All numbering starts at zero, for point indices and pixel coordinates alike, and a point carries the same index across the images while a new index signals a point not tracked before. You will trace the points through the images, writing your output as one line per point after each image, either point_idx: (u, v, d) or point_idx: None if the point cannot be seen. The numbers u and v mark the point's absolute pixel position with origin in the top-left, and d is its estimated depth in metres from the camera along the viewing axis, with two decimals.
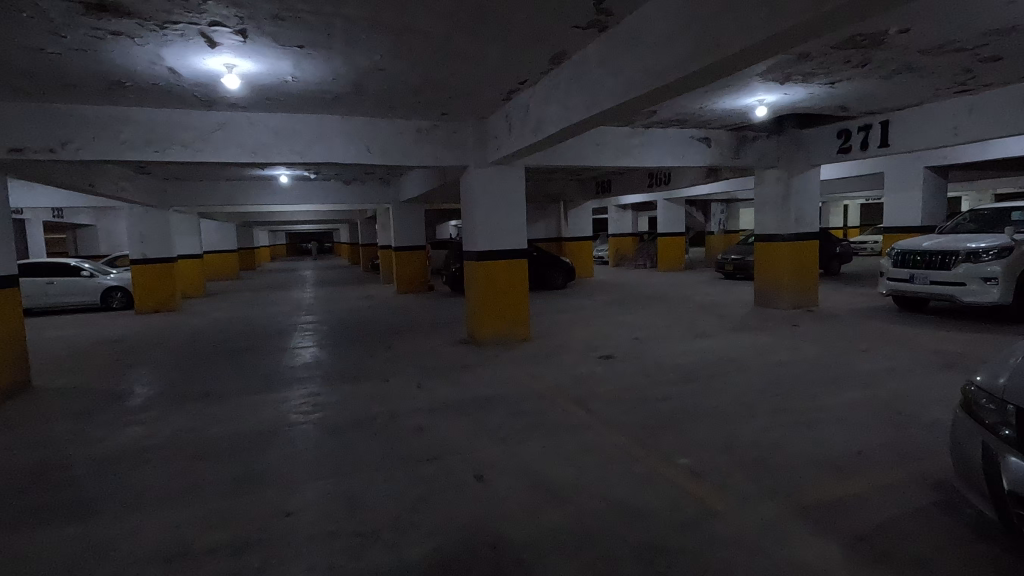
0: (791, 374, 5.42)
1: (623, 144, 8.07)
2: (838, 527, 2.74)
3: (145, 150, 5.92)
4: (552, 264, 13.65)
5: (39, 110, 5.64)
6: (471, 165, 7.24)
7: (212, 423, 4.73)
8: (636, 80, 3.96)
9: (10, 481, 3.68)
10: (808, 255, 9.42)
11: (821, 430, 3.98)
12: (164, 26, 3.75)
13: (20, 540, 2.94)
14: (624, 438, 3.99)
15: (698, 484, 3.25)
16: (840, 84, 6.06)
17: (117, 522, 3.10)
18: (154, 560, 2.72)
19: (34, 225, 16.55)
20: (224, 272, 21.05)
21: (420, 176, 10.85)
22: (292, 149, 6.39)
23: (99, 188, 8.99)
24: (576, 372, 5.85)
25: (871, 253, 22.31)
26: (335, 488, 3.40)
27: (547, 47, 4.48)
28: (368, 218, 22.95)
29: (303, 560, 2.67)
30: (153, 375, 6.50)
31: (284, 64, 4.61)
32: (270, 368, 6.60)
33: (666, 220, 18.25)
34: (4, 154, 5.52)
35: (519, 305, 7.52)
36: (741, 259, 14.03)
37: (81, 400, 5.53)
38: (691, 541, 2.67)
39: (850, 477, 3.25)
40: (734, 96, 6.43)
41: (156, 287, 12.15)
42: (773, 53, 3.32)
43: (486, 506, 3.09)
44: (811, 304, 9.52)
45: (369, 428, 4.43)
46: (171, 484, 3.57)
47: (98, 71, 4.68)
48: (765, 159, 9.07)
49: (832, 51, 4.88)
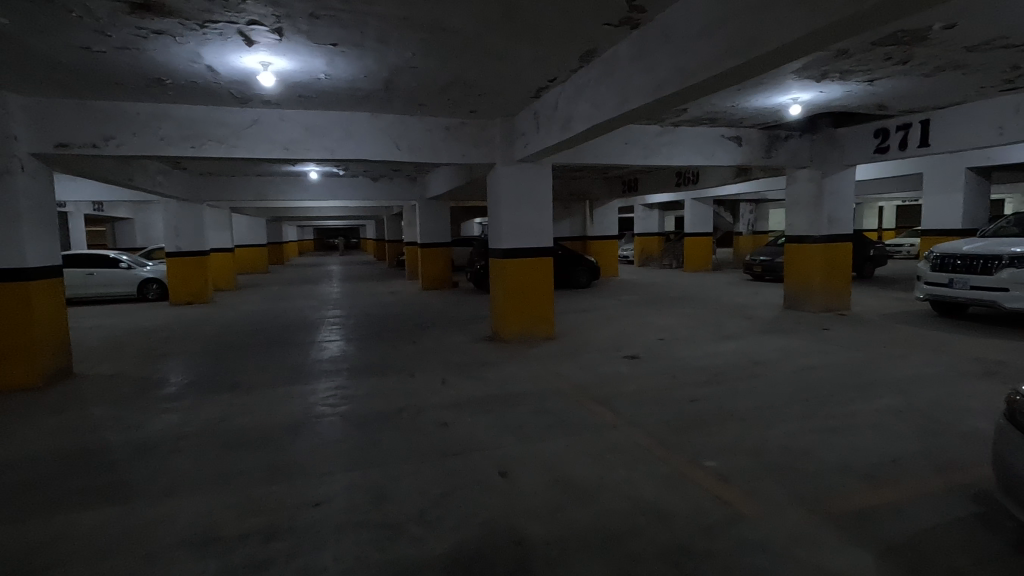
0: (822, 379, 5.30)
1: (652, 143, 7.96)
2: (870, 536, 2.68)
3: (181, 146, 6.08)
4: (576, 263, 13.60)
5: (82, 107, 5.84)
6: (497, 163, 7.26)
7: (243, 412, 4.86)
8: (669, 78, 3.91)
9: (51, 465, 3.83)
10: (841, 256, 9.20)
11: (852, 436, 3.89)
12: (204, 25, 3.85)
13: (65, 520, 3.07)
14: (650, 439, 3.96)
15: (724, 487, 3.21)
16: (879, 82, 5.90)
17: (153, 506, 3.20)
18: (188, 544, 2.80)
19: (75, 218, 17.22)
20: (255, 266, 21.59)
21: (447, 174, 10.93)
22: (323, 145, 6.49)
23: (138, 182, 9.29)
24: (601, 371, 5.83)
25: (906, 257, 21.69)
26: (360, 480, 3.46)
27: (578, 45, 4.46)
28: (394, 215, 23.25)
29: (331, 548, 2.73)
30: (186, 364, 6.70)
31: (317, 62, 4.70)
32: (298, 361, 6.74)
33: (693, 220, 18.02)
34: (50, 149, 5.77)
35: (544, 302, 7.53)
36: (770, 260, 13.77)
37: (119, 388, 5.73)
38: (718, 544, 2.65)
39: (882, 486, 3.16)
40: (768, 94, 6.32)
41: (189, 279, 12.50)
42: (810, 51, 3.24)
43: (510, 503, 3.10)
44: (842, 308, 9.27)
45: (393, 422, 4.49)
46: (202, 471, 3.67)
47: (140, 70, 4.84)
48: (797, 158, 8.88)
49: (870, 49, 4.76)
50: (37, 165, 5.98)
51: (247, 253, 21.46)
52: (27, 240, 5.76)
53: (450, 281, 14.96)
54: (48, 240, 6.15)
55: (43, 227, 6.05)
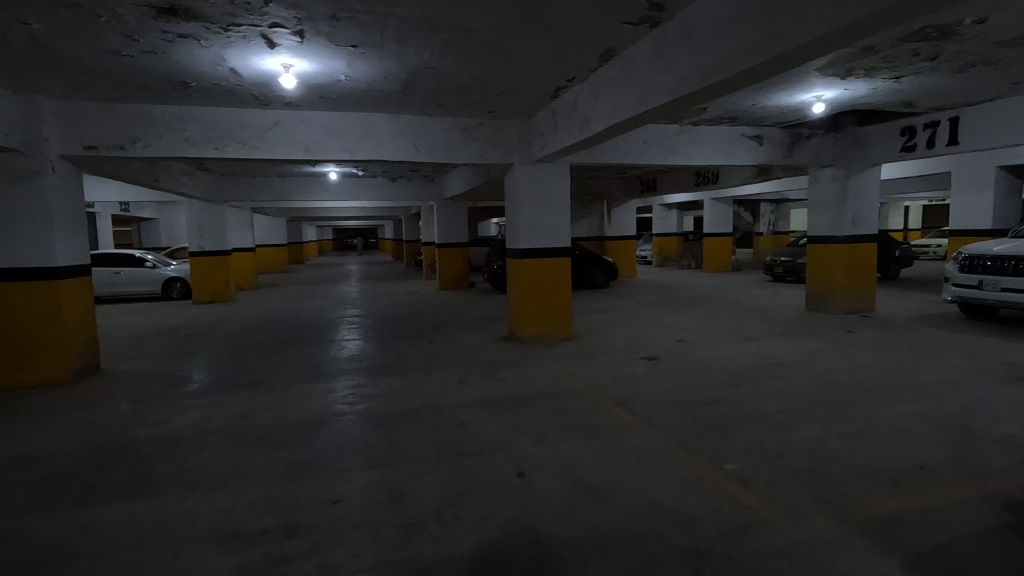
0: (846, 382, 5.20)
1: (671, 142, 7.88)
2: (896, 544, 2.62)
3: (205, 147, 6.18)
4: (593, 264, 13.54)
5: (110, 110, 5.98)
6: (516, 163, 7.26)
7: (264, 410, 4.93)
8: (689, 76, 3.87)
9: (79, 459, 3.91)
10: (866, 256, 9.01)
11: (877, 441, 3.81)
12: (228, 28, 3.92)
13: (92, 514, 3.14)
14: (669, 441, 3.92)
15: (745, 491, 3.17)
16: (906, 78, 5.77)
17: (177, 501, 3.26)
18: (211, 539, 2.85)
19: (103, 218, 17.67)
20: (275, 265, 21.90)
21: (465, 175, 10.95)
22: (342, 145, 6.55)
23: (162, 183, 9.46)
24: (619, 372, 5.80)
25: (933, 258, 21.22)
26: (379, 478, 3.49)
27: (597, 44, 4.43)
28: (413, 215, 23.42)
29: (351, 545, 2.75)
30: (208, 362, 6.81)
31: (338, 64, 4.73)
32: (317, 359, 6.81)
33: (712, 220, 17.81)
34: (79, 151, 5.92)
35: (561, 303, 7.51)
36: (791, 261, 13.56)
37: (144, 384, 5.85)
38: (738, 548, 2.62)
39: (909, 493, 3.09)
40: (791, 92, 6.20)
41: (211, 279, 12.73)
42: (835, 48, 3.18)
43: (528, 504, 3.10)
44: (867, 310, 9.08)
45: (410, 421, 4.52)
46: (224, 468, 3.72)
47: (165, 72, 4.92)
48: (819, 157, 8.73)
49: (897, 45, 4.65)
50: (67, 167, 6.14)
51: (267, 253, 21.79)
52: (58, 239, 5.92)
53: (467, 281, 15.01)
54: (77, 240, 6.31)
55: (72, 227, 6.21)
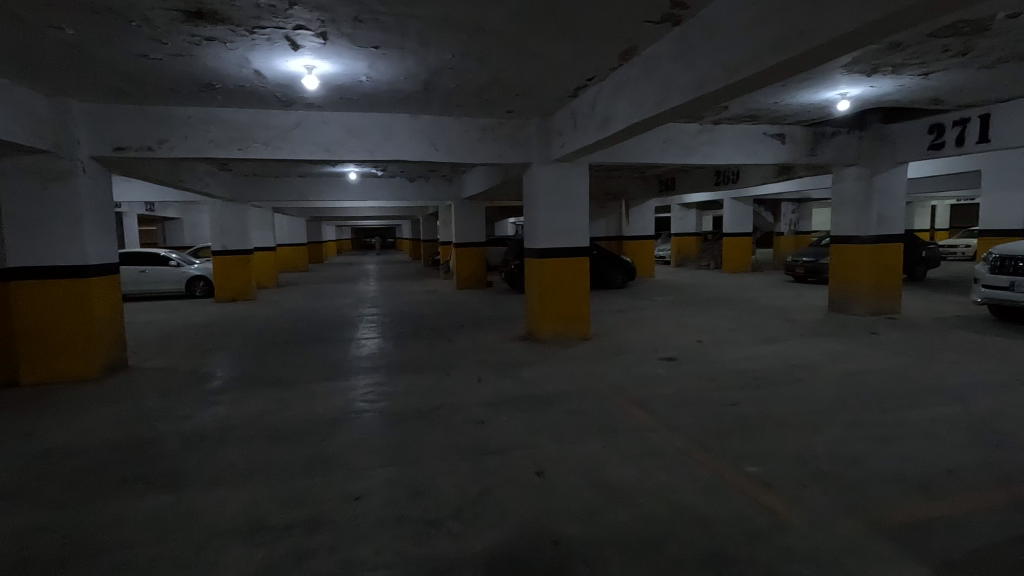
0: (871, 385, 5.10)
1: (691, 141, 7.80)
2: (925, 550, 2.56)
3: (229, 148, 6.28)
4: (611, 263, 13.48)
5: (138, 112, 6.11)
6: (535, 163, 7.26)
7: (286, 407, 5.00)
8: (711, 74, 3.83)
9: (108, 453, 4.01)
10: (891, 257, 8.83)
11: (904, 445, 3.74)
12: (253, 31, 3.98)
13: (122, 506, 3.22)
14: (689, 443, 3.89)
15: (767, 493, 3.13)
16: (935, 75, 5.64)
17: (203, 495, 3.33)
18: (237, 533, 2.90)
19: (129, 218, 18.07)
20: (295, 264, 22.19)
21: (483, 174, 10.98)
22: (362, 146, 6.61)
23: (187, 183, 9.63)
24: (638, 372, 5.77)
25: (962, 258, 20.71)
26: (400, 475, 3.52)
27: (618, 43, 4.41)
28: (430, 215, 23.55)
29: (372, 541, 2.79)
30: (232, 359, 6.93)
31: (360, 65, 4.78)
32: (337, 357, 6.88)
33: (732, 220, 17.60)
34: (109, 152, 6.08)
35: (580, 303, 7.50)
36: (814, 262, 13.35)
37: (170, 381, 5.97)
38: (761, 552, 2.59)
39: (938, 498, 3.02)
40: (814, 90, 6.10)
41: (234, 277, 12.94)
42: (864, 45, 3.12)
43: (548, 503, 3.09)
44: (892, 311, 8.89)
45: (430, 419, 4.55)
46: (248, 463, 3.79)
47: (193, 75, 5.02)
48: (844, 156, 8.57)
49: (926, 40, 4.55)
50: (96, 168, 6.29)
51: (288, 252, 22.09)
52: (88, 238, 6.08)
53: (484, 281, 15.04)
54: (106, 239, 6.47)
55: (101, 227, 6.37)
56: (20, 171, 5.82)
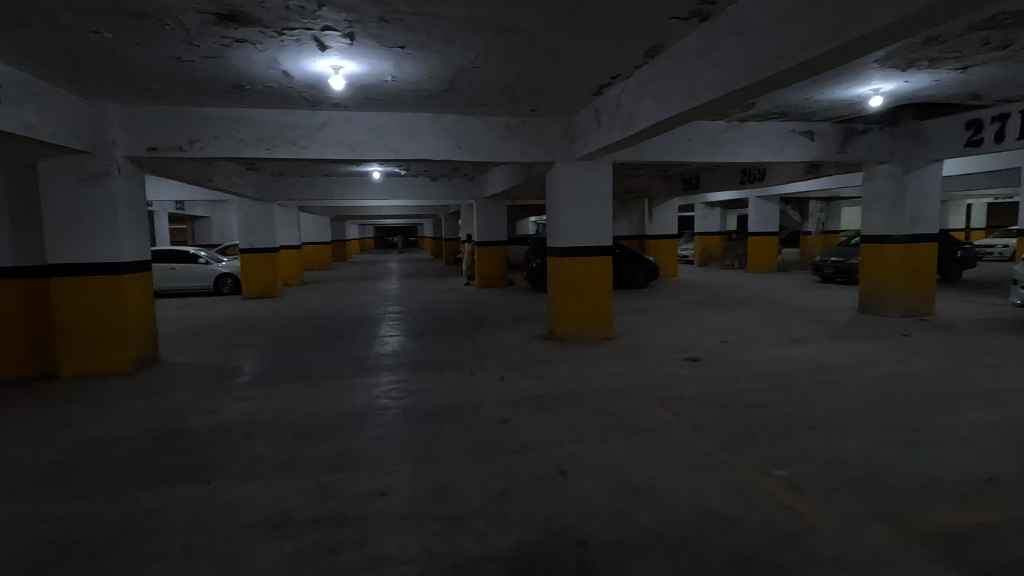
0: (903, 388, 4.96)
1: (717, 139, 7.69)
2: (962, 559, 2.49)
3: (257, 147, 6.39)
4: (634, 263, 13.38)
5: (171, 113, 6.26)
6: (558, 162, 7.24)
7: (311, 403, 5.08)
8: (739, 71, 3.77)
9: (141, 445, 4.12)
10: (925, 257, 8.59)
11: (938, 451, 3.63)
12: (283, 32, 4.04)
13: (156, 496, 3.31)
14: (714, 444, 3.84)
15: (795, 497, 3.08)
16: (973, 69, 5.46)
17: (232, 488, 3.40)
18: (265, 526, 2.95)
19: (161, 216, 18.55)
20: (319, 262, 22.50)
21: (505, 173, 10.98)
22: (387, 145, 6.68)
23: (216, 182, 9.84)
24: (661, 373, 5.71)
25: (999, 259, 20.01)
26: (423, 472, 3.55)
27: (644, 40, 4.36)
28: (452, 214, 23.69)
29: (397, 536, 2.82)
30: (258, 355, 7.06)
31: (385, 65, 4.82)
32: (361, 354, 6.98)
33: (757, 219, 17.29)
34: (142, 152, 6.24)
35: (602, 302, 7.46)
36: (842, 262, 13.06)
37: (199, 376, 6.11)
38: (791, 557, 2.54)
39: (976, 506, 2.93)
40: (845, 86, 5.96)
41: (260, 275, 13.19)
42: (900, 38, 3.03)
43: (572, 503, 3.08)
44: (925, 313, 8.65)
45: (453, 417, 4.58)
46: (275, 457, 3.86)
47: (223, 76, 5.13)
48: (875, 153, 8.37)
49: (965, 34, 4.41)
50: (130, 168, 6.47)
51: (312, 250, 22.43)
52: (122, 237, 6.26)
53: (506, 279, 15.07)
54: (140, 237, 6.65)
55: (134, 225, 6.55)
56: (59, 170, 6.01)
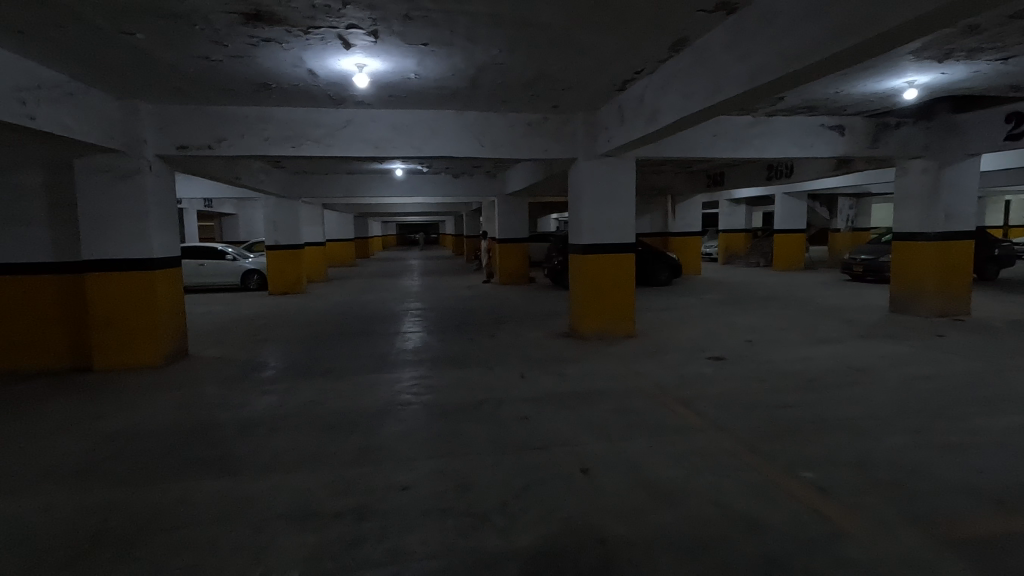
0: (937, 390, 4.81)
1: (743, 135, 7.55)
2: (999, 568, 2.39)
3: (282, 145, 6.49)
4: (657, 260, 13.23)
5: (199, 112, 6.39)
6: (581, 158, 7.20)
7: (334, 397, 5.14)
8: (767, 64, 3.68)
9: (170, 437, 4.22)
10: (960, 255, 8.31)
11: (974, 455, 3.51)
12: (308, 31, 4.08)
13: (185, 487, 3.39)
14: (739, 445, 3.78)
15: (824, 500, 3.01)
16: (1014, 60, 5.25)
17: (259, 480, 3.47)
18: (290, 518, 3.00)
19: (190, 214, 18.98)
20: (342, 259, 22.77)
21: (527, 170, 10.94)
22: (410, 143, 6.72)
23: (242, 180, 10.01)
24: (685, 371, 5.63)
25: None
26: (445, 468, 3.56)
27: (669, 33, 4.29)
28: (474, 211, 23.75)
29: (418, 531, 2.83)
30: (283, 350, 7.18)
31: (408, 62, 4.84)
32: (384, 350, 7.04)
33: (784, 216, 16.94)
34: (173, 151, 6.39)
35: (625, 301, 7.39)
36: (873, 260, 12.72)
37: (226, 369, 6.24)
38: (819, 562, 2.48)
39: (1014, 513, 2.82)
40: (878, 79, 5.79)
41: (286, 271, 13.41)
42: (937, 28, 2.92)
43: (593, 501, 3.06)
44: (960, 313, 8.38)
45: (475, 413, 4.58)
46: (300, 451, 3.92)
47: (250, 75, 5.21)
48: (908, 148, 8.13)
49: (1006, 22, 4.24)
50: (161, 166, 6.62)
51: (335, 246, 22.72)
52: (153, 234, 6.42)
53: (527, 276, 15.05)
54: (170, 234, 6.80)
55: (165, 222, 6.71)
56: (93, 169, 6.19)
